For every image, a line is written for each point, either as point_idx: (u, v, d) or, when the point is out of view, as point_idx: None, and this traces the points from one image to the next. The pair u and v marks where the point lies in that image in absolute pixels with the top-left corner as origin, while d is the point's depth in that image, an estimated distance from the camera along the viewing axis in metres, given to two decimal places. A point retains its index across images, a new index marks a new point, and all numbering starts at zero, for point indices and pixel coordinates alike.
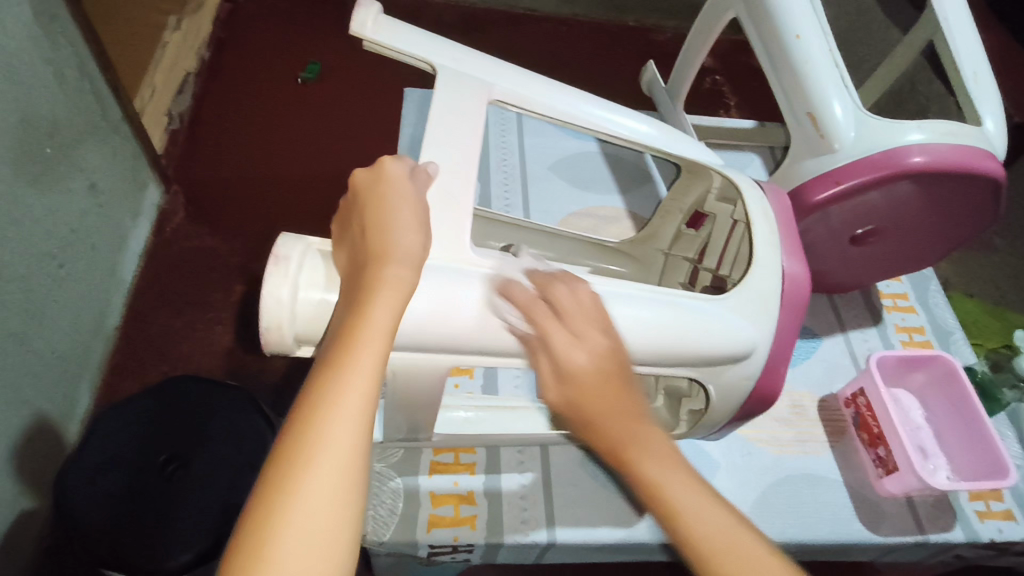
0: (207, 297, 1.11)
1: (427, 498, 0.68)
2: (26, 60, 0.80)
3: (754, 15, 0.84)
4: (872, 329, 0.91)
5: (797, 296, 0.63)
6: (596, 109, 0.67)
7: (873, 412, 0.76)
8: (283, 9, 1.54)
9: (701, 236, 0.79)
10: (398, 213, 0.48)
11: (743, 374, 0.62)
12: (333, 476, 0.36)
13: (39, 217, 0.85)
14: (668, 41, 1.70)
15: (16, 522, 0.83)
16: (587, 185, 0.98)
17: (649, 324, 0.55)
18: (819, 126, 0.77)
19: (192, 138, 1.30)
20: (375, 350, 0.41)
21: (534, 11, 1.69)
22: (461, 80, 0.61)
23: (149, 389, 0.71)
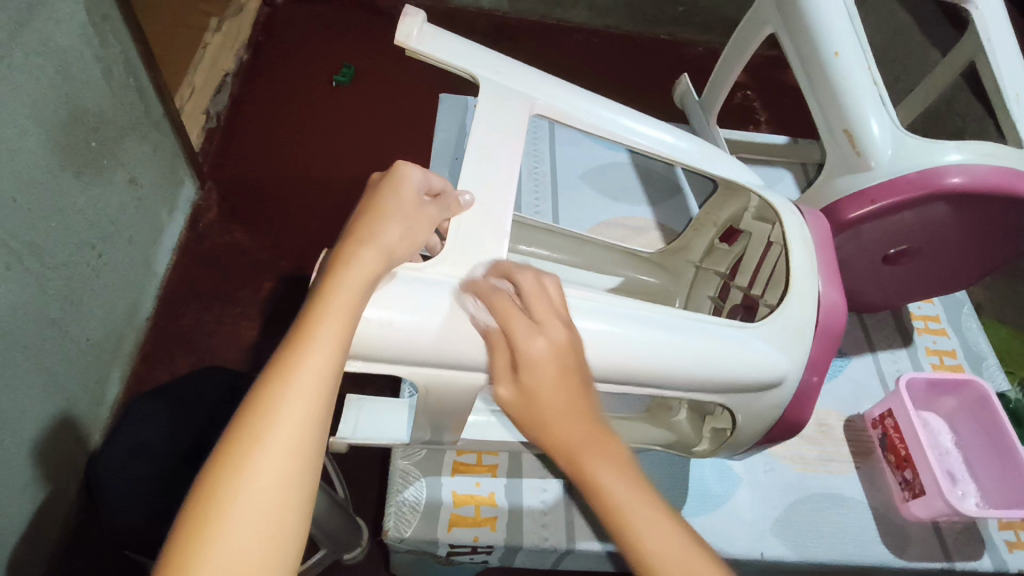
0: (237, 291, 1.14)
1: (448, 497, 0.69)
2: (77, 56, 0.83)
3: (792, 31, 0.83)
4: (902, 350, 0.90)
5: (834, 328, 0.62)
6: (630, 120, 0.67)
7: (900, 433, 0.75)
8: (321, 13, 1.57)
9: (735, 251, 0.78)
10: (394, 207, 0.49)
11: (775, 402, 0.62)
12: (282, 457, 0.37)
13: (82, 208, 0.87)
14: (701, 55, 1.70)
15: (45, 502, 0.85)
16: (616, 195, 0.98)
17: (679, 352, 0.55)
18: (855, 144, 0.76)
19: (228, 137, 1.34)
20: (333, 333, 0.42)
21: (568, 21, 1.70)
22: (498, 89, 0.62)
23: (182, 379, 0.73)
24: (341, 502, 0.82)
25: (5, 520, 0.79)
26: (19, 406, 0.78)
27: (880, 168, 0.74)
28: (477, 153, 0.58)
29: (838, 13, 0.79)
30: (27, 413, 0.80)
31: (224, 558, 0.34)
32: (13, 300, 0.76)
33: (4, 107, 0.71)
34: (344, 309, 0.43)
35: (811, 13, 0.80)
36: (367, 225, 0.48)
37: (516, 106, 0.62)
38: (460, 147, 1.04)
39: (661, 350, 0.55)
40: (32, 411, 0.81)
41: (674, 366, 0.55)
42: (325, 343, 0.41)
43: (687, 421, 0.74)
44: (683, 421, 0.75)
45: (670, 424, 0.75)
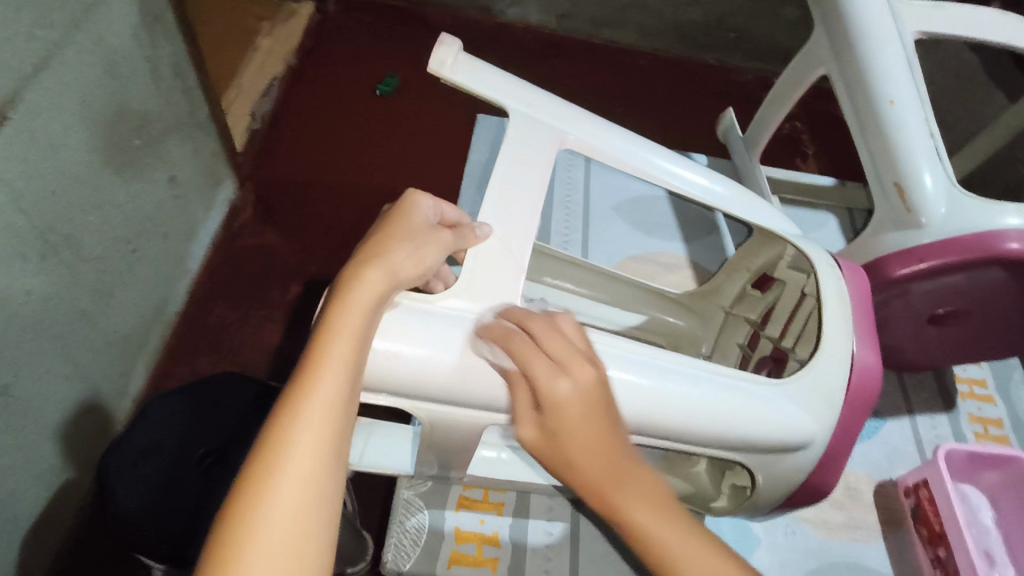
0: (265, 294, 1.15)
1: (451, 533, 0.69)
2: (127, 56, 0.84)
3: (846, 75, 0.81)
4: (943, 415, 0.86)
5: (865, 393, 0.59)
6: (669, 164, 0.66)
7: (935, 507, 0.71)
8: (370, 24, 1.59)
9: (767, 298, 0.76)
10: (404, 232, 0.48)
11: (796, 466, 0.60)
12: (298, 490, 0.37)
13: (120, 203, 0.89)
14: (750, 83, 1.67)
15: (62, 490, 0.87)
16: (649, 229, 0.96)
17: (699, 407, 0.53)
18: (905, 200, 0.73)
19: (268, 141, 1.35)
20: (342, 358, 0.41)
21: (615, 42, 1.68)
22: (535, 125, 0.61)
23: (197, 382, 0.72)
24: (350, 517, 0.82)
25: (22, 506, 0.80)
26: (44, 395, 0.80)
27: (930, 229, 0.71)
28: (500, 186, 0.57)
29: (896, 61, 0.77)
30: (50, 402, 0.81)
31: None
32: (47, 291, 0.77)
33: (52, 103, 0.73)
34: (352, 334, 0.43)
35: (868, 57, 0.78)
36: (377, 248, 0.47)
37: (548, 142, 0.61)
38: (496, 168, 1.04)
39: (679, 405, 0.53)
40: (55, 400, 0.82)
41: (692, 422, 0.54)
42: (334, 370, 0.41)
43: (706, 472, 0.72)
44: (703, 472, 0.72)
45: (689, 475, 0.72)
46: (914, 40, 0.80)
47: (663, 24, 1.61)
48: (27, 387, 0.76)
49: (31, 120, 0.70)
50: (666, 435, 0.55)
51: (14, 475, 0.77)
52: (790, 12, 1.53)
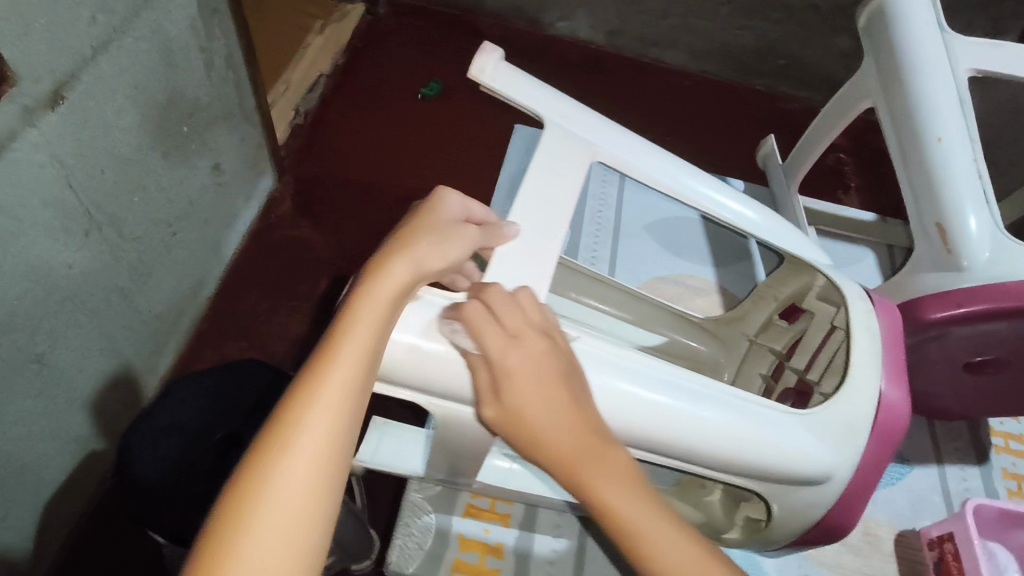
0: (294, 286, 1.17)
1: (455, 540, 0.69)
2: (183, 45, 0.87)
3: (893, 110, 0.80)
4: (974, 469, 0.82)
5: (890, 431, 0.58)
6: (706, 187, 0.66)
7: (959, 562, 0.68)
8: (419, 28, 1.62)
9: (794, 330, 0.75)
10: (429, 225, 0.49)
11: (810, 500, 0.58)
12: (305, 471, 0.37)
13: (165, 187, 0.91)
14: (796, 111, 1.65)
15: (84, 461, 0.89)
16: (680, 251, 0.95)
17: (717, 431, 0.52)
18: (947, 240, 0.72)
19: (311, 135, 1.38)
20: (360, 346, 0.42)
21: (661, 62, 1.67)
22: (568, 139, 0.61)
23: (218, 366, 0.73)
24: (358, 512, 0.82)
25: (44, 474, 0.82)
26: (75, 366, 0.82)
27: (970, 275, 0.69)
28: (529, 194, 0.57)
29: (947, 98, 0.76)
30: (81, 373, 0.83)
31: (250, 564, 0.34)
32: (87, 266, 0.79)
33: (109, 85, 0.75)
34: (373, 322, 0.43)
35: (918, 92, 0.76)
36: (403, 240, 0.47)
37: (580, 155, 0.60)
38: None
39: (698, 425, 0.52)
40: (85, 372, 0.84)
41: (708, 447, 0.53)
42: (350, 357, 0.41)
43: (718, 502, 0.70)
44: (716, 502, 0.70)
45: (700, 502, 0.70)
46: (965, 78, 0.78)
47: (712, 46, 1.59)
48: (60, 357, 0.78)
49: (86, 102, 0.71)
50: (685, 456, 0.54)
51: (39, 442, 0.79)
52: (843, 42, 1.50)
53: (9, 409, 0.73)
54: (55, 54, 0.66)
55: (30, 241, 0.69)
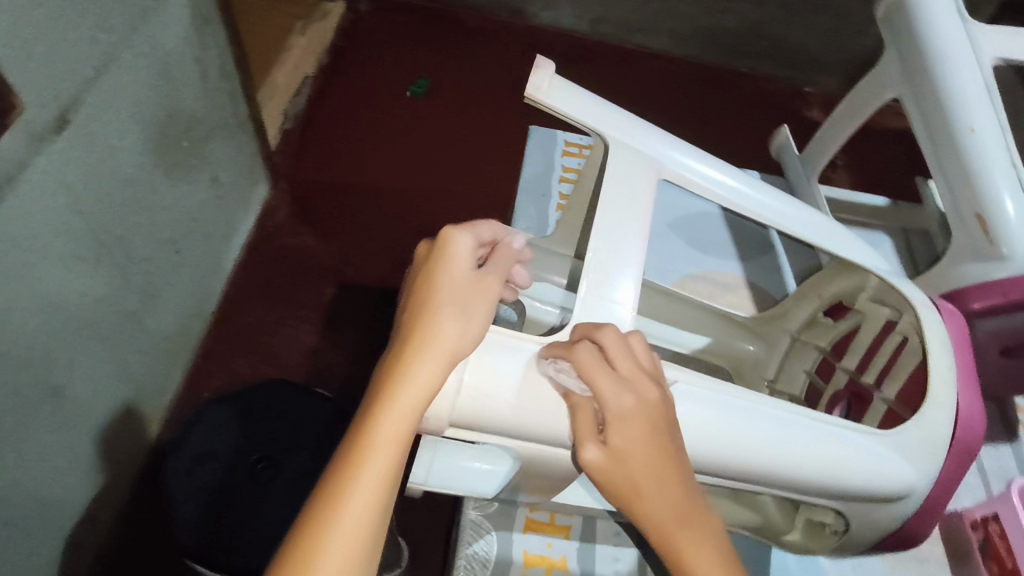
0: (300, 296, 1.15)
1: (519, 556, 0.73)
2: (179, 59, 0.84)
3: (921, 102, 0.82)
4: (1006, 447, 0.85)
5: (971, 443, 0.59)
6: (756, 193, 0.65)
7: (1007, 542, 0.71)
8: (401, 23, 1.58)
9: (839, 328, 0.76)
10: (456, 292, 0.49)
11: (894, 513, 0.60)
12: (349, 535, 0.42)
13: (167, 205, 0.89)
14: (782, 92, 1.67)
15: (103, 489, 0.87)
16: (705, 247, 0.96)
17: (808, 456, 0.53)
18: (987, 230, 0.74)
19: (302, 140, 1.35)
20: (403, 417, 0.45)
21: (646, 47, 1.67)
22: (632, 158, 0.60)
23: (249, 388, 0.73)
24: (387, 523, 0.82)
25: (67, 504, 0.81)
26: (91, 394, 0.80)
27: (1010, 262, 0.72)
28: (605, 217, 0.56)
29: (974, 89, 0.77)
30: (95, 401, 0.81)
31: None
32: (98, 292, 0.78)
33: (110, 106, 0.73)
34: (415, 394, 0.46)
35: (947, 84, 0.78)
36: (434, 303, 0.48)
37: (644, 172, 0.60)
38: (549, 183, 1.02)
39: (790, 453, 0.53)
40: (101, 400, 0.83)
41: (799, 474, 0.54)
42: (395, 422, 0.45)
43: (772, 503, 0.72)
44: (769, 503, 0.72)
45: (755, 504, 0.73)
46: (992, 66, 0.80)
47: (697, 31, 1.60)
48: (76, 387, 0.77)
49: (91, 123, 0.71)
50: (774, 482, 0.55)
51: (60, 475, 0.78)
52: (825, 23, 1.52)
53: (30, 444, 0.71)
54: (57, 78, 0.64)
55: (42, 270, 0.68)
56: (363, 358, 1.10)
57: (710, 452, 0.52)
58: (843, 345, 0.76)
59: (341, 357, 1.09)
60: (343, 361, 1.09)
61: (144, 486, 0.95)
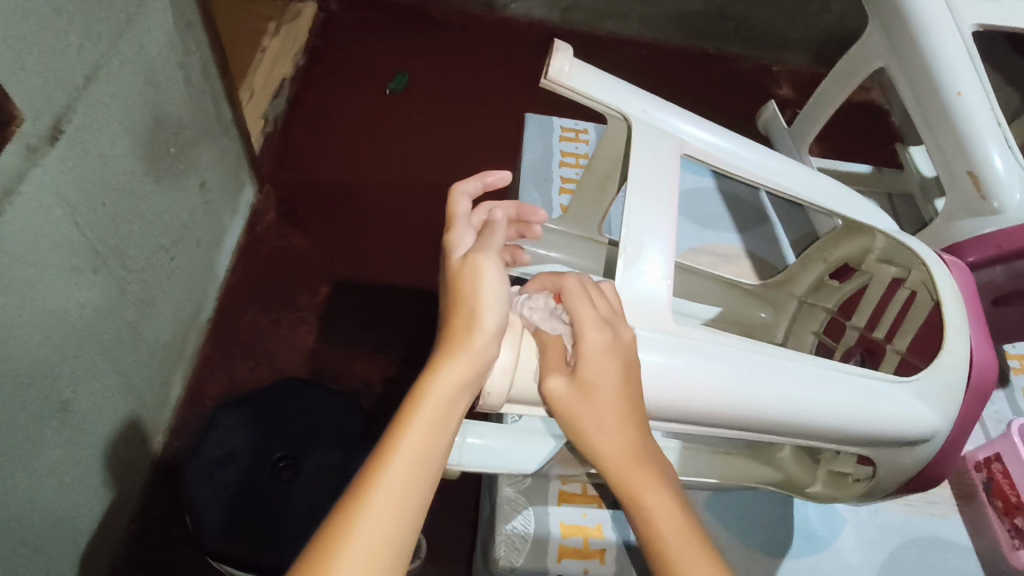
0: (293, 298, 1.15)
1: (556, 528, 0.72)
2: (163, 63, 0.83)
3: (908, 70, 0.86)
4: (1000, 392, 0.90)
5: (983, 386, 0.62)
6: (766, 162, 0.68)
7: (1011, 480, 0.75)
8: (374, 20, 1.58)
9: (847, 288, 0.79)
10: (479, 282, 0.46)
11: (917, 457, 0.63)
12: (382, 524, 0.36)
13: (159, 212, 0.88)
14: (750, 71, 1.69)
15: (112, 502, 0.87)
16: (705, 221, 0.99)
17: (835, 406, 0.56)
18: (979, 186, 0.78)
19: (284, 142, 1.35)
20: (439, 408, 0.41)
21: (617, 33, 1.69)
22: (656, 132, 0.62)
23: (267, 389, 0.77)
24: None
25: (79, 519, 0.80)
26: (96, 408, 0.79)
27: (1003, 214, 0.76)
28: (637, 190, 0.58)
29: (958, 54, 0.81)
30: (100, 415, 0.81)
31: None
32: (98, 304, 0.77)
33: (100, 116, 0.72)
34: (454, 385, 0.43)
35: (930, 50, 0.82)
36: (460, 291, 0.46)
37: (668, 148, 0.62)
38: (549, 168, 1.02)
39: (819, 403, 0.56)
40: (105, 414, 0.82)
41: (827, 422, 0.57)
42: (434, 406, 0.41)
43: (791, 458, 0.74)
44: (787, 458, 0.74)
45: (774, 460, 0.75)
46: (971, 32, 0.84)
47: (665, 15, 1.62)
48: (82, 401, 0.76)
49: (83, 133, 0.70)
50: (803, 432, 0.58)
51: (71, 491, 0.77)
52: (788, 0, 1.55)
53: (42, 461, 0.71)
54: (49, 90, 0.63)
55: (44, 284, 0.67)
56: (365, 353, 1.10)
57: (746, 407, 0.54)
58: (851, 304, 0.79)
59: (343, 354, 1.09)
60: (347, 358, 1.09)
61: (154, 496, 0.94)
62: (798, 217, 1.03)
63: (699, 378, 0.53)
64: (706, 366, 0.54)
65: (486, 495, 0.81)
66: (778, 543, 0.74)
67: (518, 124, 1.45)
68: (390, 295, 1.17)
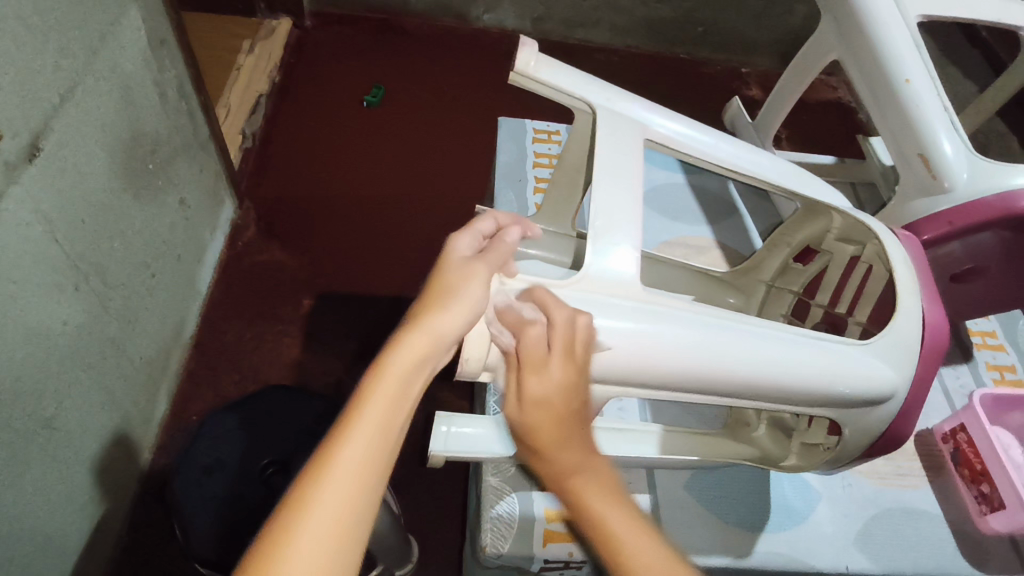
0: (276, 309, 1.15)
1: (541, 513, 0.73)
2: (139, 81, 0.84)
3: (860, 62, 0.89)
4: (964, 366, 0.93)
5: (938, 347, 0.65)
6: (727, 148, 0.70)
7: (975, 448, 0.78)
8: (349, 35, 1.60)
9: (810, 270, 0.82)
10: (449, 280, 0.48)
11: (881, 417, 0.66)
12: (346, 486, 0.37)
13: (139, 229, 0.89)
14: (719, 74, 1.73)
15: (100, 519, 0.87)
16: (676, 214, 1.01)
17: (797, 367, 0.59)
18: (930, 167, 0.81)
19: (263, 157, 1.35)
20: (401, 380, 0.41)
21: (588, 41, 1.72)
22: (620, 121, 0.64)
23: (253, 394, 0.78)
24: (398, 519, 0.83)
25: (65, 537, 0.80)
26: (80, 424, 0.79)
27: (953, 193, 0.79)
28: (604, 173, 0.61)
29: (906, 45, 0.84)
30: (86, 433, 0.81)
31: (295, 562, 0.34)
32: (81, 321, 0.77)
33: (77, 135, 0.73)
34: (415, 358, 0.43)
35: (881, 42, 0.85)
36: (439, 285, 0.48)
37: (631, 135, 0.64)
38: (524, 169, 1.04)
39: (781, 365, 0.58)
40: (91, 431, 0.82)
41: (790, 382, 0.59)
42: (398, 374, 0.42)
43: (766, 436, 0.76)
44: (763, 437, 0.76)
45: (751, 440, 0.77)
46: (916, 24, 0.87)
47: (634, 22, 1.65)
48: (67, 418, 0.76)
49: (61, 151, 0.70)
50: (770, 395, 0.60)
51: (57, 509, 0.77)
52: (753, 4, 1.60)
53: (27, 479, 0.70)
54: (26, 110, 0.64)
55: (25, 301, 0.67)
56: (347, 361, 1.11)
57: (712, 372, 0.57)
58: (815, 285, 0.82)
59: (325, 362, 1.10)
60: (329, 365, 1.10)
61: (140, 513, 0.94)
62: (767, 209, 1.06)
63: (668, 348, 0.55)
64: (674, 335, 0.56)
65: (472, 489, 0.82)
66: (757, 519, 0.76)
67: (494, 132, 1.47)
68: (371, 301, 1.18)
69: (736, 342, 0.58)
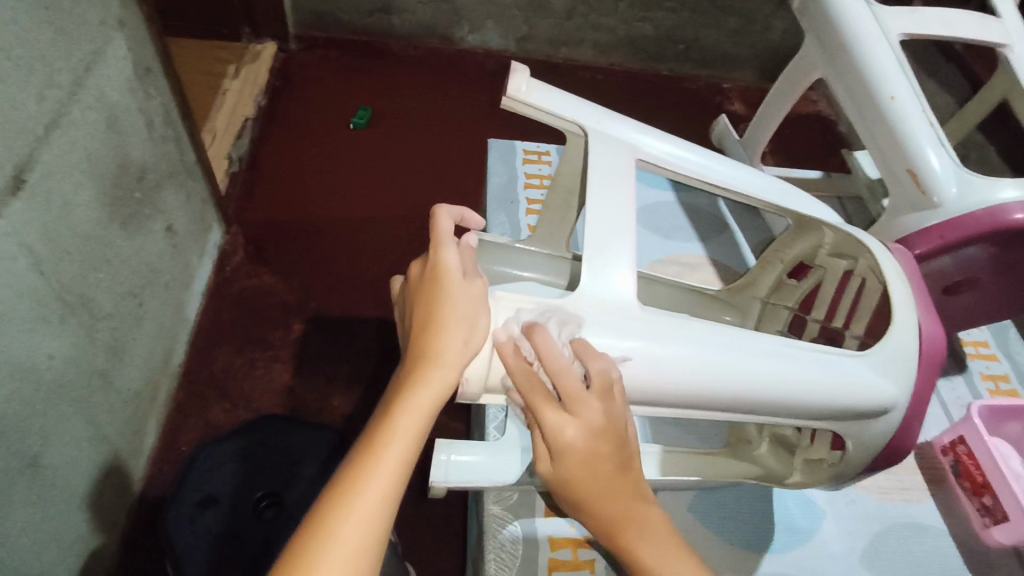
0: (267, 335, 1.14)
1: (545, 541, 0.72)
2: (125, 109, 0.83)
3: (845, 79, 0.91)
4: (959, 377, 0.93)
5: (934, 359, 0.65)
6: (718, 166, 0.71)
7: (975, 461, 0.79)
8: (336, 58, 1.60)
9: (804, 286, 0.83)
10: (449, 316, 0.48)
11: (881, 431, 0.66)
12: (360, 528, 0.38)
13: (126, 259, 0.87)
14: (701, 89, 1.75)
15: (88, 557, 0.84)
16: (668, 232, 1.02)
17: (796, 381, 0.59)
18: (920, 183, 0.82)
19: (250, 182, 1.34)
20: (411, 422, 0.43)
21: (573, 60, 1.73)
22: (612, 143, 0.65)
23: (241, 428, 0.76)
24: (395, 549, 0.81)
25: None
26: (68, 461, 0.77)
27: (942, 206, 0.80)
28: (598, 194, 0.61)
29: (889, 62, 0.86)
30: (73, 469, 0.79)
31: None
32: (67, 353, 0.76)
33: (62, 164, 0.72)
34: (426, 400, 0.44)
35: (865, 59, 0.87)
36: (438, 319, 0.48)
37: (624, 155, 0.64)
38: (515, 190, 1.05)
39: (784, 383, 0.58)
40: (78, 467, 0.80)
41: (792, 398, 0.59)
42: (411, 416, 0.43)
43: (769, 454, 0.76)
44: (766, 455, 0.76)
45: (753, 458, 0.77)
46: (898, 41, 0.89)
47: (617, 40, 1.67)
48: (54, 454, 0.74)
49: (45, 181, 0.69)
50: (770, 410, 0.60)
51: (43, 550, 0.75)
52: (732, 22, 1.62)
53: (13, 519, 0.68)
54: (10, 140, 0.63)
55: (10, 337, 0.66)
56: (339, 386, 1.10)
57: (715, 390, 0.57)
58: (810, 301, 0.84)
59: (319, 389, 1.09)
60: (323, 391, 1.09)
61: (130, 549, 0.91)
62: (756, 224, 1.07)
63: (673, 367, 0.55)
64: (673, 352, 0.55)
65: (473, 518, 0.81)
66: (760, 540, 0.75)
67: (483, 153, 1.48)
68: (361, 326, 1.17)
69: (741, 361, 0.57)
